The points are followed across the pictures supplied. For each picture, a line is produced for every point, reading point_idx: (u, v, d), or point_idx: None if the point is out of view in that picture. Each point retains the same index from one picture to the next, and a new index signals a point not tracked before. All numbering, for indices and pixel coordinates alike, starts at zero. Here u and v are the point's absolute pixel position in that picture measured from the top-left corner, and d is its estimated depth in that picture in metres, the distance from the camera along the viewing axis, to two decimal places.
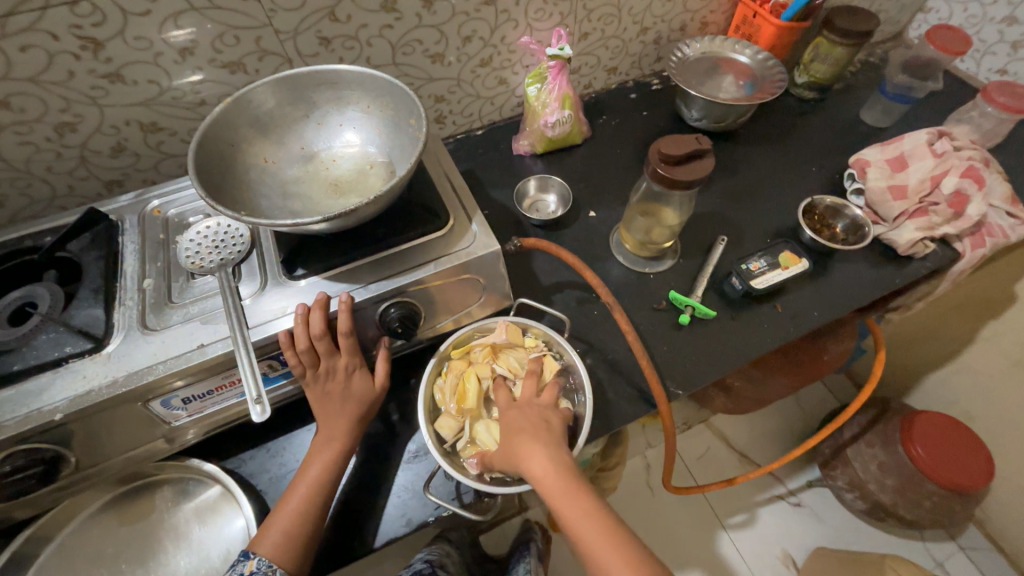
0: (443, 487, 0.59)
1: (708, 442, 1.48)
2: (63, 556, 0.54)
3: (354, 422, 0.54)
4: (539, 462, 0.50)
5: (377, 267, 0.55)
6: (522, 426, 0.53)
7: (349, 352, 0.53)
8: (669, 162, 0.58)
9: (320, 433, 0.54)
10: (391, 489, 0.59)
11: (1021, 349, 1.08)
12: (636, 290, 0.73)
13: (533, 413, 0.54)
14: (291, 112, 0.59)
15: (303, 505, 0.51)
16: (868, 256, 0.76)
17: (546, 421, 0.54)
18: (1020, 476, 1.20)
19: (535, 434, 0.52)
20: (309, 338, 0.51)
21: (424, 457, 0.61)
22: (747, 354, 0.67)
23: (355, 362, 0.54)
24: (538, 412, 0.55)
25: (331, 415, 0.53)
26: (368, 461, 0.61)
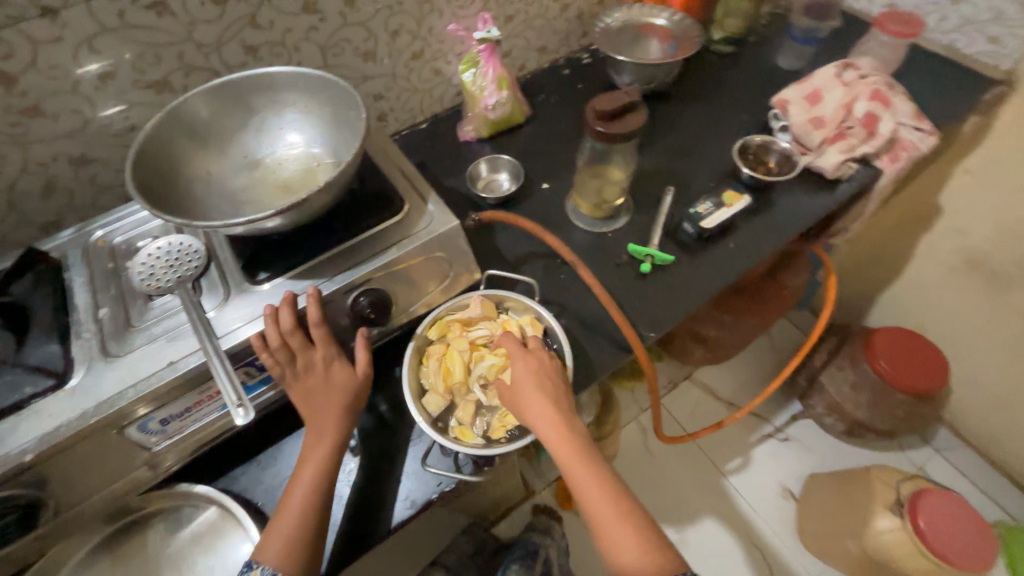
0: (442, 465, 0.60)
1: (696, 396, 1.54)
2: None
3: (344, 411, 0.53)
4: (551, 424, 0.54)
5: (340, 260, 0.55)
6: (533, 386, 0.56)
7: (325, 341, 0.53)
8: (606, 118, 0.61)
9: (310, 430, 0.53)
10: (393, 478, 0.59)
11: (953, 254, 1.18)
12: (598, 250, 0.76)
13: (542, 372, 0.57)
14: (229, 122, 0.58)
15: (304, 503, 0.51)
16: (802, 185, 0.81)
17: (554, 381, 0.57)
18: (973, 372, 1.30)
19: (549, 395, 0.55)
20: (284, 336, 0.51)
21: (417, 440, 0.61)
22: (708, 291, 0.71)
23: (333, 352, 0.54)
24: (548, 371, 0.57)
25: (318, 409, 0.53)
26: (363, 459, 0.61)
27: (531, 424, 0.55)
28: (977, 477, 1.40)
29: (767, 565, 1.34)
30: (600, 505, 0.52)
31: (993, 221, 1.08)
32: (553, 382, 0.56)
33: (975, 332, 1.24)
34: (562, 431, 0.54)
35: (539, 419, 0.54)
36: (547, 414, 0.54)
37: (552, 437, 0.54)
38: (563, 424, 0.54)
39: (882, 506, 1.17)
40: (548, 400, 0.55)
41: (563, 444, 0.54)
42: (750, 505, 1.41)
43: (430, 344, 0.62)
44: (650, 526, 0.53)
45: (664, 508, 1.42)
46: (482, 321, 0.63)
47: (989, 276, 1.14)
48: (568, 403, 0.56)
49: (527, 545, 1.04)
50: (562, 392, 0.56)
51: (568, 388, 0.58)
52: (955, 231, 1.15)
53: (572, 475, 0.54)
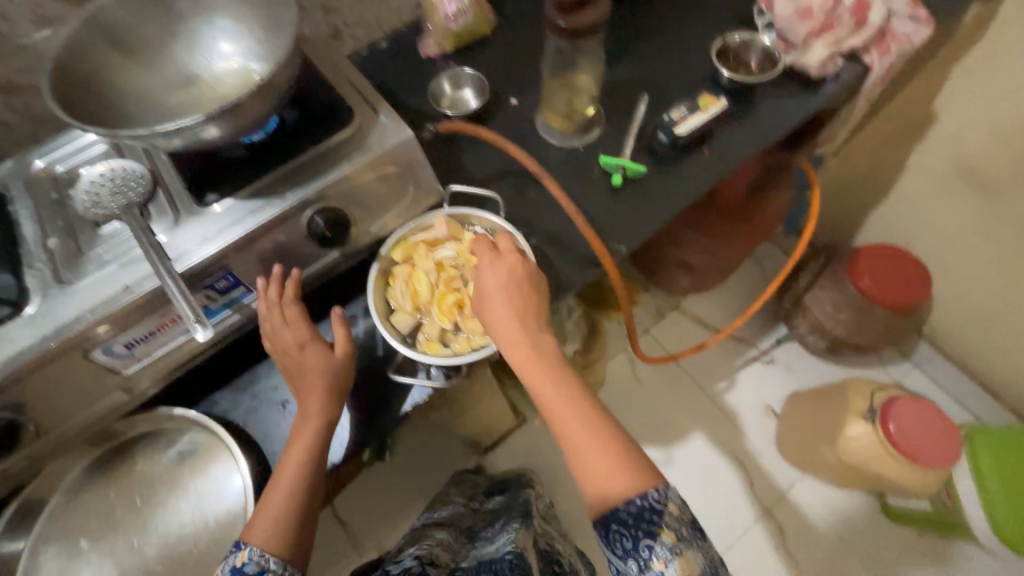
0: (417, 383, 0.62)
1: (683, 324, 1.56)
2: (58, 523, 0.54)
3: (326, 393, 0.54)
4: (515, 331, 0.53)
5: (290, 177, 0.53)
6: (499, 298, 0.54)
7: (300, 320, 0.54)
8: (565, 10, 0.56)
9: (298, 413, 0.54)
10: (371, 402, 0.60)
11: (944, 163, 1.15)
12: (568, 165, 0.73)
13: (508, 282, 0.55)
14: (157, 34, 0.54)
15: (292, 484, 0.51)
16: (784, 87, 0.77)
17: (520, 289, 0.55)
18: (956, 286, 1.31)
19: (515, 308, 0.54)
20: (268, 309, 0.54)
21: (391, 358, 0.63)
22: (680, 203, 0.69)
23: (307, 331, 0.54)
24: (518, 280, 0.55)
25: (302, 388, 0.54)
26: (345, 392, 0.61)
27: (496, 332, 0.54)
28: (953, 387, 1.46)
29: (747, 474, 1.43)
30: (565, 413, 0.52)
31: (988, 125, 1.03)
32: (520, 293, 0.55)
33: (960, 245, 1.23)
34: (528, 343, 0.54)
35: (504, 328, 0.54)
36: (512, 327, 0.54)
37: (517, 346, 0.53)
38: (531, 339, 0.54)
39: (855, 414, 1.23)
40: (512, 313, 0.54)
41: (528, 357, 0.53)
42: (733, 422, 1.48)
43: (395, 264, 0.60)
44: (618, 435, 0.51)
45: (652, 430, 1.49)
46: (448, 240, 0.61)
47: (979, 184, 1.11)
48: (536, 313, 0.55)
49: (517, 503, 0.98)
50: (530, 304, 0.55)
51: (536, 298, 0.56)
52: (948, 138, 1.11)
53: (536, 384, 0.53)
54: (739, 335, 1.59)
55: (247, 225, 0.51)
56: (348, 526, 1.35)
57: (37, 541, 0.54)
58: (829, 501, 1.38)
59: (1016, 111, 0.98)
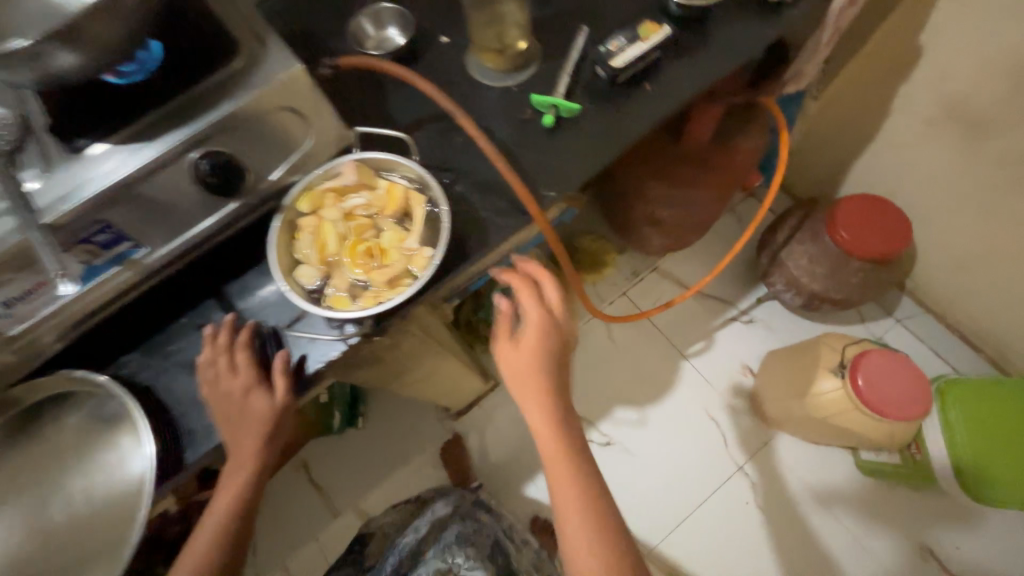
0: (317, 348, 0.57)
1: (660, 284, 1.52)
2: None
3: (261, 440, 0.55)
4: (535, 410, 0.64)
5: (168, 119, 0.48)
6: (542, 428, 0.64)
7: (248, 368, 0.55)
8: None
9: (231, 458, 0.56)
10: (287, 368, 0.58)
11: (930, 103, 1.07)
12: (500, 107, 0.67)
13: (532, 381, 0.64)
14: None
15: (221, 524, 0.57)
16: (741, 13, 0.69)
17: (548, 344, 0.64)
18: (941, 236, 1.25)
19: (536, 377, 0.64)
20: (214, 356, 0.55)
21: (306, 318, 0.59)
22: (619, 142, 0.64)
23: (251, 381, 0.55)
24: (543, 334, 0.64)
25: (235, 436, 0.55)
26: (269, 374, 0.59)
27: (527, 407, 0.65)
28: (934, 342, 1.43)
29: (722, 432, 1.43)
30: (575, 529, 0.59)
31: (977, 58, 0.95)
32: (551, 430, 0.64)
33: (946, 192, 1.17)
34: (550, 416, 0.64)
35: (536, 422, 0.64)
36: (535, 383, 0.64)
37: (539, 420, 0.64)
38: (552, 439, 0.63)
39: (825, 369, 1.20)
40: (530, 393, 0.64)
41: (538, 396, 0.64)
42: (708, 382, 1.48)
43: (303, 216, 0.56)
44: (625, 551, 0.59)
45: (627, 392, 1.48)
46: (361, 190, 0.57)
47: (966, 124, 1.04)
48: (563, 417, 0.64)
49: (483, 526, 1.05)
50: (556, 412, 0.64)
51: (560, 372, 0.66)
52: (934, 75, 1.03)
53: (556, 489, 0.62)
54: (718, 294, 1.55)
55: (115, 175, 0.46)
56: (325, 490, 1.37)
57: None
58: (802, 456, 1.38)
59: (1009, 39, 0.89)
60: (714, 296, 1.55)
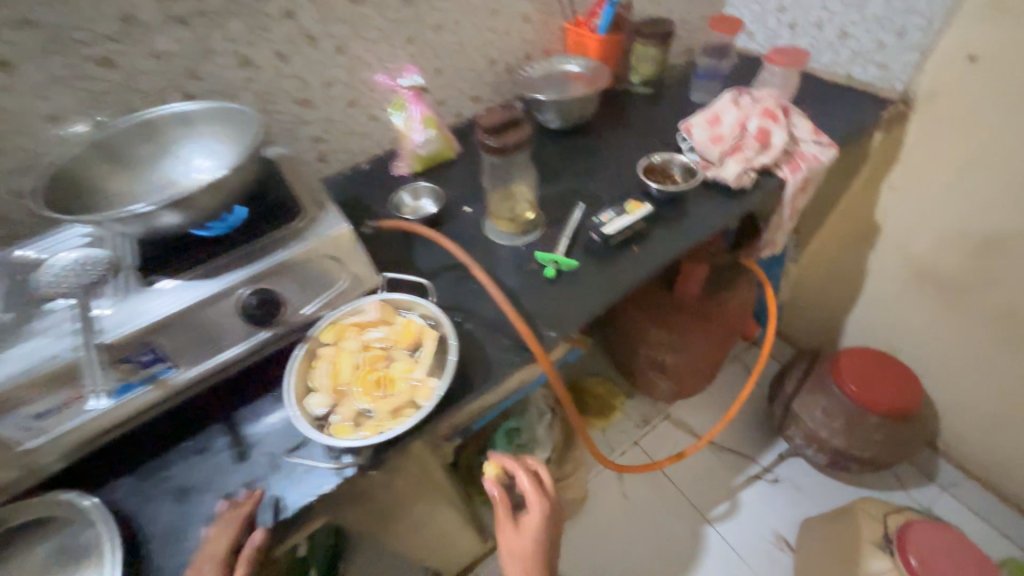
0: (283, 470, 0.56)
1: (673, 433, 1.45)
2: None
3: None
4: None
5: (125, 167, 0.64)
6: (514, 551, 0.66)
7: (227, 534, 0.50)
8: (496, 132, 0.67)
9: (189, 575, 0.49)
10: (254, 472, 0.57)
11: (903, 268, 1.17)
12: (509, 261, 0.79)
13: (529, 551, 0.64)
14: (145, 66, 0.71)
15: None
16: (710, 194, 0.85)
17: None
18: (961, 396, 1.20)
19: None
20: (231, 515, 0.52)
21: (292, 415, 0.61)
22: (617, 288, 0.73)
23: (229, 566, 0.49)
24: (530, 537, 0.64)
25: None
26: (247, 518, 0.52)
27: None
28: (997, 519, 1.24)
29: None
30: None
31: (930, 230, 1.08)
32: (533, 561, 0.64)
33: (950, 351, 1.17)
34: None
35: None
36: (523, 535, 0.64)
37: None
38: None
39: (870, 544, 1.06)
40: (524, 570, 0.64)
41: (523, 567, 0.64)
42: (739, 555, 1.29)
43: (324, 346, 0.61)
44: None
45: (647, 565, 1.28)
46: (381, 325, 0.63)
47: (943, 287, 1.11)
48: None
49: None
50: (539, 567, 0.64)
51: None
52: (897, 245, 1.16)
53: None
54: (736, 449, 1.46)
55: (200, 290, 0.56)
56: None
57: None
58: None
59: (963, 223, 1.02)
60: (733, 451, 1.46)
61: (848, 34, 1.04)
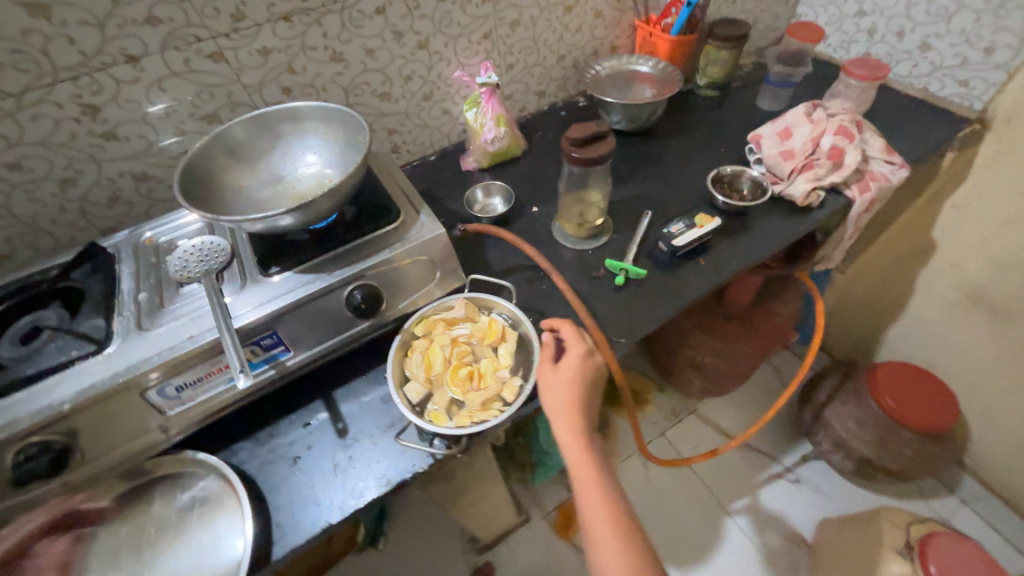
0: (378, 447, 0.63)
1: (700, 428, 1.50)
2: (85, 537, 0.57)
3: None
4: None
5: (243, 163, 0.69)
6: (559, 396, 0.60)
7: None
8: (578, 145, 0.71)
9: None
10: (352, 447, 0.64)
11: (955, 287, 1.17)
12: (578, 265, 0.82)
13: (575, 391, 0.60)
14: (249, 61, 0.75)
15: None
16: (775, 210, 0.87)
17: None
18: (995, 416, 1.22)
19: None
20: None
21: (384, 399, 0.68)
22: (683, 299, 0.77)
23: None
24: (576, 382, 0.61)
25: None
26: (354, 487, 0.60)
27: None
28: (1014, 536, 1.28)
29: None
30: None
31: (989, 253, 1.07)
32: (580, 405, 0.60)
33: (991, 373, 1.18)
34: (575, 443, 0.59)
35: None
36: (566, 372, 0.61)
37: None
38: None
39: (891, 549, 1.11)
40: (570, 412, 0.59)
41: (568, 412, 0.59)
42: (757, 548, 1.34)
43: (416, 339, 0.67)
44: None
45: (666, 547, 1.36)
46: (465, 322, 0.69)
47: (993, 311, 1.11)
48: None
49: None
50: (584, 415, 0.60)
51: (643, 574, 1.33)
52: (952, 265, 1.15)
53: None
54: (760, 447, 1.51)
55: (315, 285, 0.61)
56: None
57: (63, 550, 0.56)
58: None
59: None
60: (758, 450, 1.51)
61: (932, 48, 1.01)
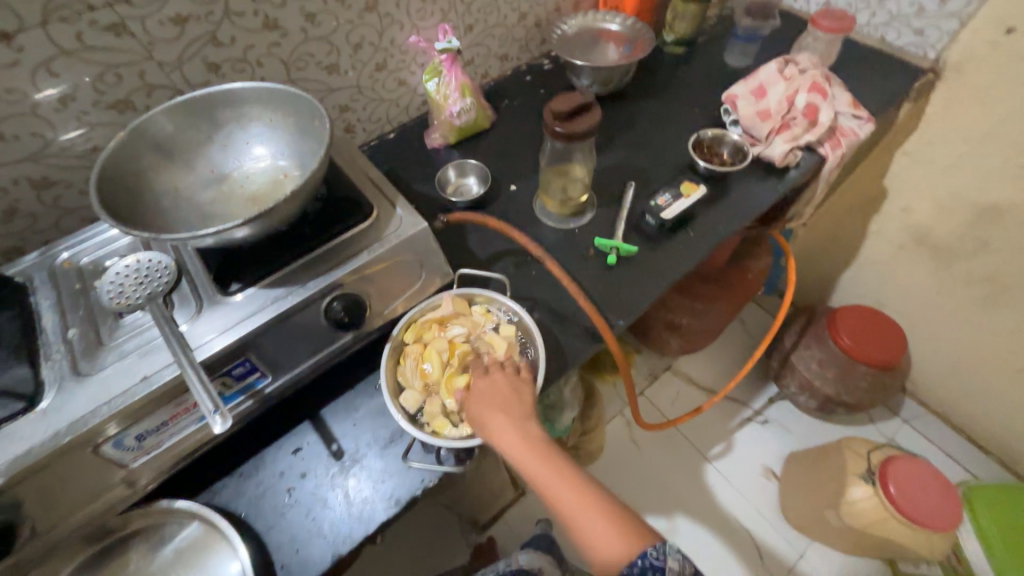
0: (380, 466, 0.59)
1: (677, 384, 1.57)
2: None
3: None
4: None
5: (173, 161, 0.58)
6: (491, 403, 0.56)
7: None
8: (563, 118, 0.65)
9: None
10: (350, 469, 0.59)
11: (903, 232, 1.25)
12: (566, 245, 0.78)
13: (506, 390, 0.57)
14: (161, 33, 0.61)
15: None
16: (754, 173, 0.86)
17: None
18: (935, 345, 1.35)
19: None
20: None
21: (378, 413, 0.63)
22: (676, 272, 0.75)
23: None
24: (504, 384, 0.58)
25: None
26: (359, 511, 0.56)
27: None
28: (946, 445, 1.46)
29: (757, 543, 1.37)
30: None
31: (935, 198, 1.14)
32: (516, 402, 0.56)
33: (933, 307, 1.29)
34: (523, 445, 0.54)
35: None
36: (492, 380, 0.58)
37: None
38: None
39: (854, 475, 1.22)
40: (509, 413, 0.55)
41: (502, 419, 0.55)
42: (735, 488, 1.44)
43: (406, 344, 0.62)
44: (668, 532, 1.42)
45: (654, 498, 1.44)
46: (457, 320, 0.64)
47: (936, 251, 1.20)
48: None
49: None
50: (523, 408, 0.56)
51: None
52: (901, 211, 1.22)
53: None
54: (731, 395, 1.60)
55: (288, 300, 0.54)
56: None
57: None
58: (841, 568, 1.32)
59: (968, 193, 1.08)
60: (730, 398, 1.60)
61: None
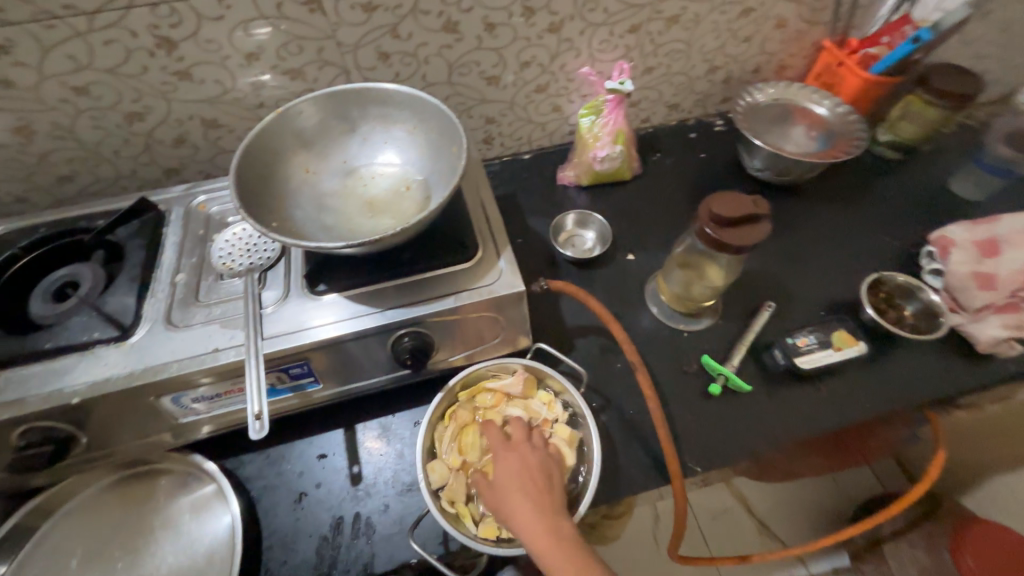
0: (386, 511, 0.56)
1: (729, 504, 1.36)
2: (78, 517, 0.53)
3: None
4: None
5: (314, 145, 0.58)
6: (515, 482, 0.49)
7: None
8: (720, 223, 0.54)
9: None
10: (359, 500, 0.57)
11: None
12: (665, 347, 0.68)
13: (534, 470, 0.51)
14: (350, 17, 0.62)
15: None
16: (938, 346, 0.67)
17: None
18: None
19: None
20: None
21: (405, 453, 0.60)
22: (789, 432, 0.61)
23: None
24: (533, 468, 0.51)
25: None
26: (350, 549, 0.54)
27: None
28: None
29: None
30: None
31: None
32: (543, 489, 0.49)
33: None
34: (546, 541, 0.46)
35: None
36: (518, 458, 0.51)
37: None
38: None
39: None
40: (535, 498, 0.48)
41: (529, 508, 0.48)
42: None
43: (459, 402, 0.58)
44: None
45: None
46: (518, 395, 0.58)
47: None
48: None
49: None
50: (552, 498, 0.49)
51: None
52: None
53: None
54: None
55: (362, 322, 0.52)
56: None
57: (55, 524, 0.53)
58: None
59: None
60: None
61: None
